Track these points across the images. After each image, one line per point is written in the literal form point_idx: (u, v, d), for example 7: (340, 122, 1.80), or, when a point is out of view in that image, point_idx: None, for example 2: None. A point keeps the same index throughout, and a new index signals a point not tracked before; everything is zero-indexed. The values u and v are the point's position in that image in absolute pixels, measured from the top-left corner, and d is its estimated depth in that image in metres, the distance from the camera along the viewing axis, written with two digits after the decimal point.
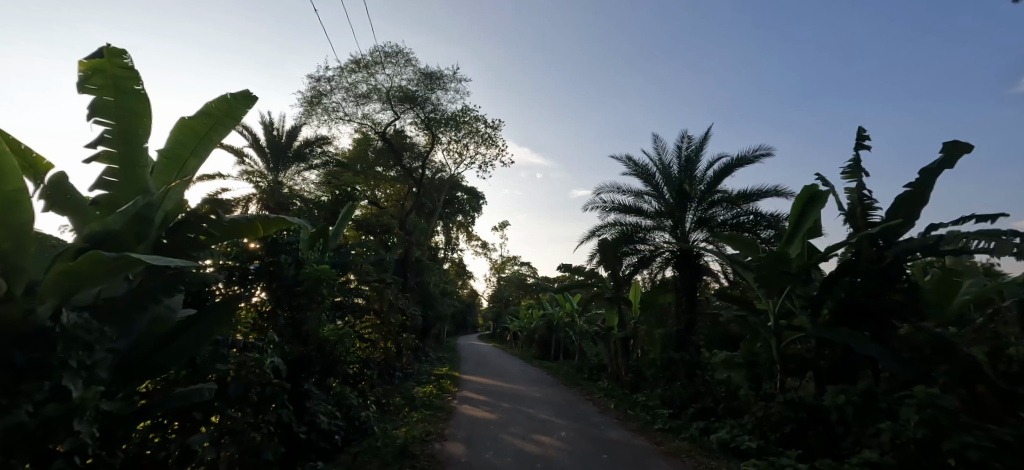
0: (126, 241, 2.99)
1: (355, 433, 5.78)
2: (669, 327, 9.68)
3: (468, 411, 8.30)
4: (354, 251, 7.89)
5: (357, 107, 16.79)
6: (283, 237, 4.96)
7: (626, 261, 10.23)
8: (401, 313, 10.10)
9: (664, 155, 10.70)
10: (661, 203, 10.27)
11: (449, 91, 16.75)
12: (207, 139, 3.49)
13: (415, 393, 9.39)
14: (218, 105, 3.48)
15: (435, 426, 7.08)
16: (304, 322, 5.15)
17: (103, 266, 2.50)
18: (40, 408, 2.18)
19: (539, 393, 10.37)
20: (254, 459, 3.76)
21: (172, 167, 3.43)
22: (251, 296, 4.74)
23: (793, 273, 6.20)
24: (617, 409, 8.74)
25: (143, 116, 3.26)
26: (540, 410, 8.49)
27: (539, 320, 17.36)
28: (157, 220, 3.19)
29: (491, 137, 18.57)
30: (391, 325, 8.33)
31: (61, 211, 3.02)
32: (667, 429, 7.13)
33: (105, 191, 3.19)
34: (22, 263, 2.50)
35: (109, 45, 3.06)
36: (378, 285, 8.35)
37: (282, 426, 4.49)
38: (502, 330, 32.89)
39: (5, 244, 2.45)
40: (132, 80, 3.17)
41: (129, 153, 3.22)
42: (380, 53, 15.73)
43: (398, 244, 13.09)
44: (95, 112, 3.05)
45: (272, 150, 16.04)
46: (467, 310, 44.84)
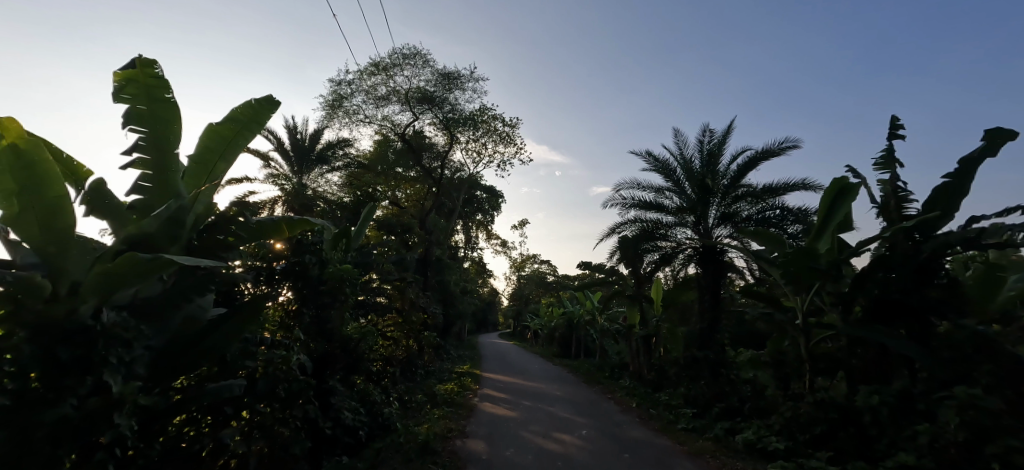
0: (160, 243, 3.12)
1: (378, 429, 5.91)
2: (692, 325, 9.50)
3: (489, 409, 8.33)
4: (375, 251, 8.03)
5: (376, 109, 17.05)
6: (308, 237, 5.07)
7: (647, 258, 10.10)
8: (422, 311, 10.22)
9: (685, 150, 10.52)
10: (683, 198, 10.09)
11: (467, 90, 16.85)
12: (234, 143, 3.63)
13: (437, 390, 9.49)
14: (244, 109, 3.61)
15: (456, 423, 7.15)
16: (328, 320, 5.27)
17: (142, 268, 2.64)
18: (83, 402, 2.30)
19: (560, 391, 10.33)
20: (281, 452, 3.92)
21: (202, 172, 3.56)
22: (277, 295, 4.85)
23: (823, 269, 6.00)
24: (639, 408, 8.65)
25: (172, 123, 3.40)
26: (561, 408, 8.46)
27: (559, 319, 17.28)
28: (189, 222, 3.33)
29: (508, 135, 18.63)
30: (412, 323, 8.43)
31: (99, 216, 3.17)
32: (690, 428, 7.02)
33: (140, 196, 3.33)
34: (65, 263, 2.63)
35: (141, 55, 3.22)
36: (399, 284, 8.46)
37: (308, 421, 4.60)
38: (522, 329, 32.90)
39: (48, 246, 2.59)
40: (163, 89, 3.33)
41: (161, 159, 3.37)
42: (398, 55, 15.96)
43: (419, 243, 13.23)
44: (129, 120, 3.21)
45: (297, 154, 16.46)
46: (487, 308, 45.05)
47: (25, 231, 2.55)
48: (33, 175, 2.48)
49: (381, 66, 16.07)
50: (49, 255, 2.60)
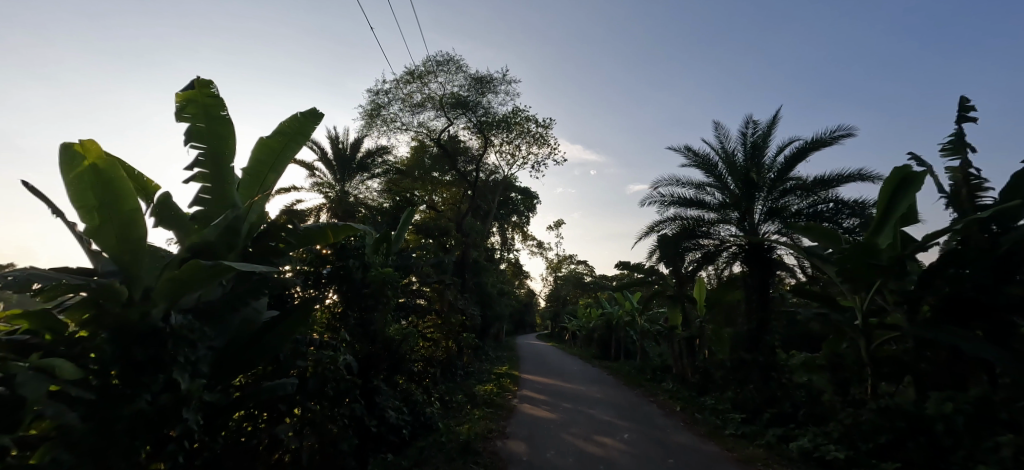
0: (219, 250, 3.35)
1: (420, 428, 6.07)
2: (738, 326, 9.13)
3: (529, 411, 8.35)
4: (414, 254, 8.24)
5: (413, 116, 17.50)
6: (351, 243, 5.28)
7: (688, 257, 9.79)
8: (461, 313, 10.39)
9: (727, 143, 10.13)
10: (726, 194, 9.71)
11: (500, 93, 17.01)
12: (283, 155, 3.86)
13: (477, 391, 9.62)
14: (291, 123, 3.84)
15: (496, 424, 7.22)
16: (372, 322, 5.40)
17: (205, 274, 2.87)
18: (157, 397, 2.51)
19: (601, 394, 10.19)
20: (331, 449, 4.09)
21: (254, 184, 3.79)
22: (324, 298, 5.08)
23: (885, 265, 5.61)
24: (684, 412, 8.40)
25: (227, 138, 3.65)
26: (602, 411, 8.34)
27: (597, 320, 17.07)
28: (244, 230, 3.55)
29: (542, 136, 18.65)
30: (451, 325, 8.58)
31: (166, 227, 3.43)
32: (739, 435, 6.75)
33: (201, 207, 3.59)
34: (138, 271, 2.87)
35: (199, 77, 3.49)
36: (438, 286, 8.64)
37: (356, 419, 4.78)
38: (559, 330, 32.76)
39: (125, 256, 2.84)
40: (218, 107, 3.59)
41: (218, 172, 3.62)
42: (432, 62, 16.33)
43: (456, 246, 13.46)
44: (190, 137, 3.48)
45: (339, 163, 17.11)
46: (523, 309, 45.15)
47: (104, 242, 2.81)
48: (112, 191, 2.77)
49: (416, 74, 16.49)
50: (126, 264, 2.85)
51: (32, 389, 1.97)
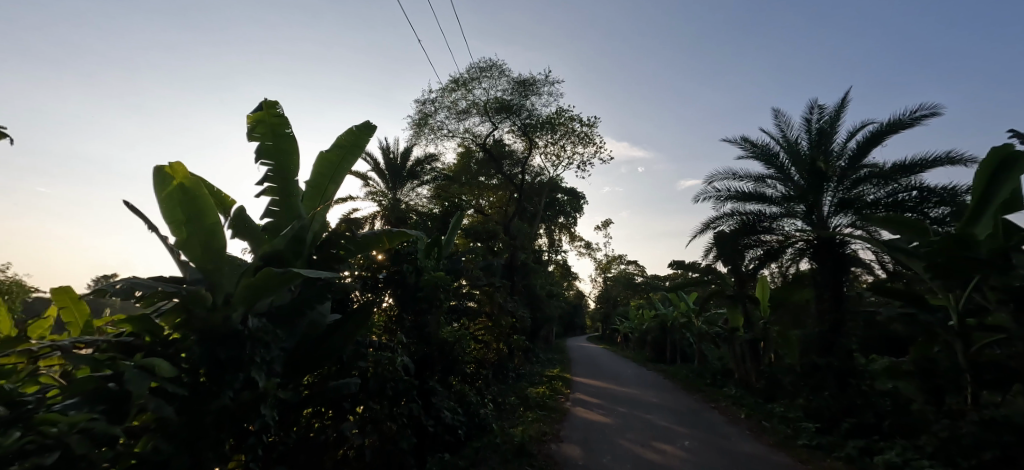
0: (288, 258, 3.60)
1: (475, 429, 6.17)
2: (806, 327, 8.51)
3: (583, 415, 8.23)
4: (464, 258, 8.39)
5: (458, 123, 17.89)
6: (404, 248, 5.48)
7: (749, 255, 9.28)
8: (511, 315, 10.45)
9: (788, 132, 9.52)
10: (789, 186, 9.12)
11: (543, 95, 17.01)
12: (341, 166, 4.09)
13: (530, 394, 9.63)
14: (347, 136, 4.07)
15: (550, 427, 7.20)
16: (426, 325, 5.56)
17: (277, 280, 3.10)
18: (238, 393, 2.74)
19: (658, 399, 9.85)
20: (391, 446, 4.26)
21: (317, 195, 4.04)
22: (380, 302, 5.31)
23: (984, 259, 5.01)
24: (749, 420, 7.95)
25: (292, 154, 3.93)
26: (660, 417, 8.05)
27: (650, 321, 16.55)
28: (309, 239, 3.80)
29: (587, 135, 18.45)
30: (501, 327, 8.65)
31: (242, 238, 3.73)
32: (814, 446, 6.28)
33: (271, 219, 3.88)
34: (219, 278, 3.15)
35: (266, 98, 3.79)
36: (487, 289, 8.75)
37: (414, 419, 4.94)
38: (610, 332, 32.09)
39: (208, 265, 3.12)
40: (284, 125, 3.87)
41: (285, 186, 3.89)
42: (475, 69, 16.63)
43: (504, 249, 13.55)
44: (260, 155, 3.78)
45: (391, 172, 17.65)
46: (573, 311, 44.67)
47: (191, 253, 3.10)
48: (197, 207, 3.06)
49: (460, 81, 16.85)
50: (209, 272, 3.14)
51: (138, 385, 2.21)
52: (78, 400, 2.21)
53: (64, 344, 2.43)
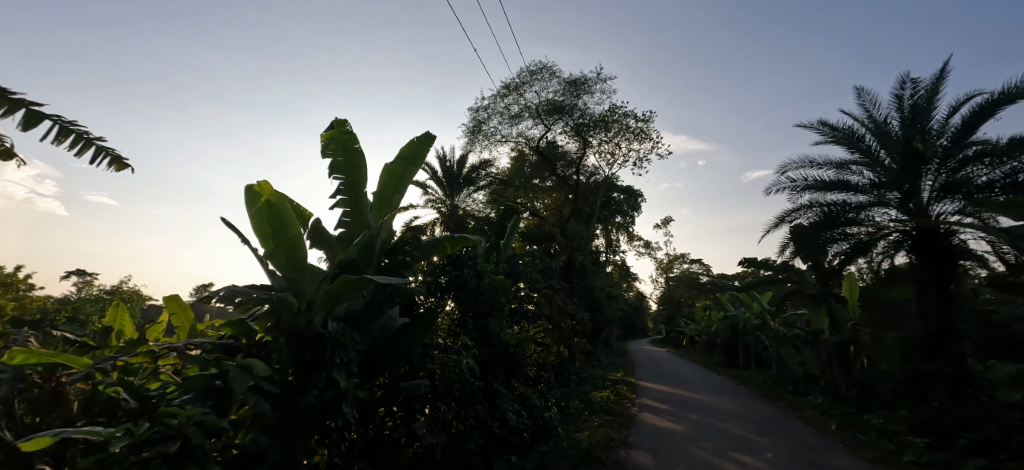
0: (360, 265, 3.83)
1: (540, 433, 6.16)
2: (905, 329, 7.63)
3: (651, 421, 7.94)
4: (522, 261, 8.44)
5: (511, 128, 18.08)
6: (464, 253, 5.60)
7: (833, 249, 8.51)
8: (570, 318, 10.34)
9: (875, 111, 8.62)
10: (879, 171, 8.26)
11: (595, 93, 16.75)
12: (405, 176, 4.29)
13: (594, 398, 9.45)
14: (409, 148, 4.26)
15: (617, 432, 7.03)
16: (488, 328, 5.65)
17: (352, 286, 3.32)
18: (322, 392, 2.96)
19: (733, 406, 9.26)
20: (460, 447, 4.37)
21: (384, 204, 4.26)
22: (444, 306, 5.44)
23: None
24: (840, 432, 7.25)
25: (360, 168, 4.17)
26: (737, 426, 7.56)
27: (719, 323, 15.64)
28: (378, 247, 4.02)
29: (643, 131, 17.93)
30: (562, 330, 8.58)
31: (319, 248, 4.02)
32: (922, 463, 5.60)
33: (344, 229, 4.15)
34: (301, 286, 3.42)
35: (336, 117, 4.07)
36: (546, 292, 8.73)
37: (481, 421, 5.03)
38: (675, 335, 30.73)
39: (291, 274, 3.40)
40: (353, 141, 4.13)
41: (355, 197, 4.14)
42: (526, 73, 16.73)
43: (561, 251, 13.46)
44: (332, 170, 4.05)
45: (448, 178, 18.19)
46: (633, 313, 43.34)
47: (278, 263, 3.40)
48: (282, 221, 3.35)
49: (512, 86, 17.04)
50: (293, 280, 3.41)
51: (240, 383, 2.45)
52: (193, 396, 2.49)
53: (177, 346, 2.78)
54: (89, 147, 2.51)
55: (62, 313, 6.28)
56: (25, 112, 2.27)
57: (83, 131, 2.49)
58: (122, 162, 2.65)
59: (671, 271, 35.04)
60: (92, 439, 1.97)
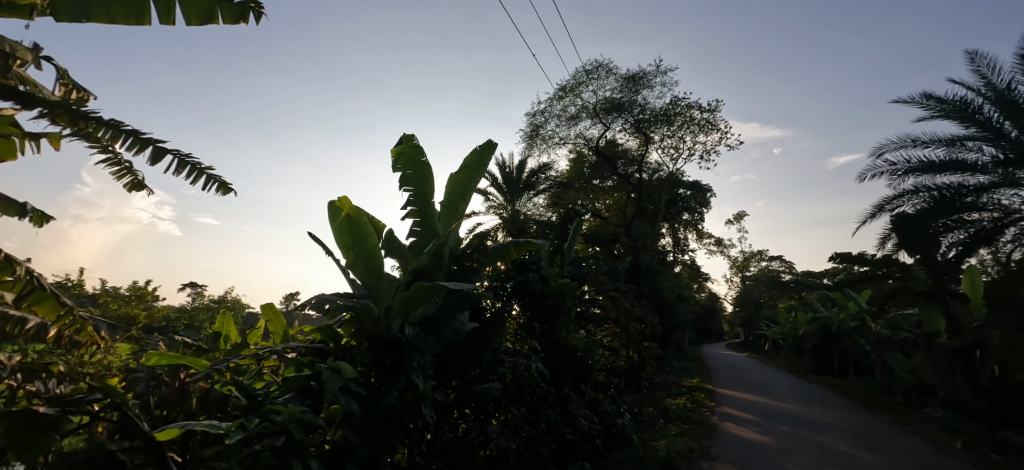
0: (431, 272, 4.00)
1: (614, 440, 6.01)
2: None
3: (734, 431, 7.43)
4: (586, 264, 8.31)
5: (569, 129, 17.94)
6: (528, 257, 5.61)
7: (948, 239, 7.49)
8: (639, 321, 9.99)
9: (993, 77, 7.49)
10: (1002, 146, 7.16)
11: (655, 86, 16.17)
12: (469, 185, 4.42)
13: (669, 405, 9.05)
14: (473, 157, 4.39)
15: (697, 442, 6.67)
16: (556, 332, 5.63)
17: (425, 293, 3.47)
18: (403, 394, 3.11)
19: (829, 418, 8.38)
20: (533, 452, 4.37)
21: (451, 212, 4.41)
22: (510, 311, 5.43)
23: None
24: (967, 450, 6.31)
25: (428, 179, 4.35)
26: (836, 441, 6.84)
27: (806, 326, 14.30)
28: (447, 254, 4.16)
29: (709, 122, 17.01)
30: (631, 333, 8.32)
31: (393, 257, 4.25)
32: None
33: (415, 239, 4.35)
34: (380, 293, 3.62)
35: (405, 133, 4.29)
36: (613, 294, 8.52)
37: (552, 427, 5.00)
38: (755, 338, 28.57)
39: (370, 282, 3.62)
40: (420, 154, 4.32)
41: (424, 208, 4.33)
42: (582, 73, 16.55)
43: (626, 252, 13.08)
44: (403, 183, 4.27)
45: (508, 185, 17.47)
46: (706, 315, 40.93)
47: (358, 272, 3.65)
48: (361, 233, 3.59)
49: (568, 88, 16.94)
50: (372, 288, 3.63)
51: (331, 384, 2.65)
52: (292, 395, 2.73)
53: (276, 349, 3.07)
54: (201, 177, 2.86)
55: (180, 321, 7.18)
56: (152, 148, 2.63)
57: (196, 163, 2.84)
58: (227, 188, 2.99)
59: (748, 270, 32.70)
60: (213, 432, 2.23)
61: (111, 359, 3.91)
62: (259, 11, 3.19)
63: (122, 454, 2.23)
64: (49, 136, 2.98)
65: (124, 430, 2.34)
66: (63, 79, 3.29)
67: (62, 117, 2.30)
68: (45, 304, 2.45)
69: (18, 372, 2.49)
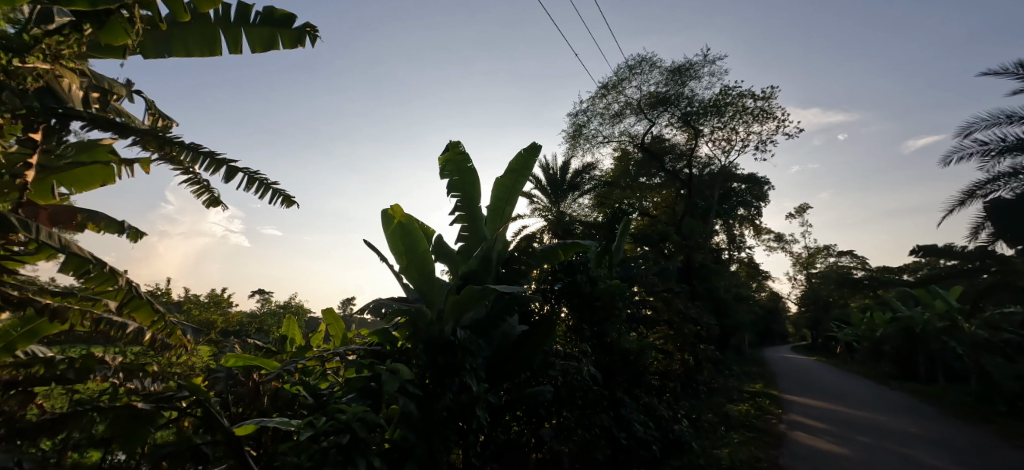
0: (481, 275, 4.05)
1: (672, 446, 5.80)
2: None
3: (805, 441, 6.93)
4: (636, 264, 8.10)
5: (613, 127, 17.62)
6: (576, 259, 5.55)
7: None
8: (695, 323, 9.59)
9: None
10: None
11: (703, 77, 15.54)
12: (515, 188, 4.45)
13: (730, 412, 8.61)
14: (518, 160, 4.42)
15: (763, 452, 6.30)
16: (607, 335, 5.52)
17: (475, 296, 3.53)
18: (457, 395, 3.17)
19: (916, 429, 7.61)
20: (588, 456, 4.30)
21: (497, 216, 4.46)
22: (559, 313, 5.38)
23: None
24: None
25: (474, 184, 4.43)
26: (926, 454, 6.19)
27: (885, 326, 13.10)
28: (495, 258, 4.20)
29: (764, 110, 16.11)
30: (686, 335, 8.00)
31: (443, 262, 4.36)
32: None
33: (464, 243, 4.43)
34: (432, 297, 3.73)
35: (450, 141, 4.40)
36: (665, 295, 8.25)
37: (607, 431, 4.91)
38: (825, 340, 26.54)
39: (423, 286, 3.73)
40: (466, 160, 4.42)
41: (472, 212, 4.41)
42: (624, 69, 16.22)
43: (677, 250, 12.62)
44: (450, 189, 4.38)
45: (552, 187, 17.31)
46: (767, 316, 38.58)
47: (411, 277, 3.77)
48: (413, 239, 3.72)
49: (610, 85, 16.65)
50: (425, 292, 3.74)
51: (391, 386, 2.75)
52: (354, 395, 2.86)
53: (338, 352, 3.23)
54: (268, 191, 3.08)
55: (251, 325, 7.75)
56: (226, 168, 2.86)
57: (264, 178, 3.05)
58: (291, 200, 3.19)
59: (813, 267, 30.51)
60: (285, 429, 2.39)
61: (194, 360, 4.28)
62: (314, 34, 3.43)
63: (206, 447, 2.43)
64: (141, 160, 3.37)
65: (207, 425, 2.54)
66: (150, 109, 3.69)
67: (151, 144, 2.55)
68: (142, 311, 2.71)
69: (119, 371, 2.80)
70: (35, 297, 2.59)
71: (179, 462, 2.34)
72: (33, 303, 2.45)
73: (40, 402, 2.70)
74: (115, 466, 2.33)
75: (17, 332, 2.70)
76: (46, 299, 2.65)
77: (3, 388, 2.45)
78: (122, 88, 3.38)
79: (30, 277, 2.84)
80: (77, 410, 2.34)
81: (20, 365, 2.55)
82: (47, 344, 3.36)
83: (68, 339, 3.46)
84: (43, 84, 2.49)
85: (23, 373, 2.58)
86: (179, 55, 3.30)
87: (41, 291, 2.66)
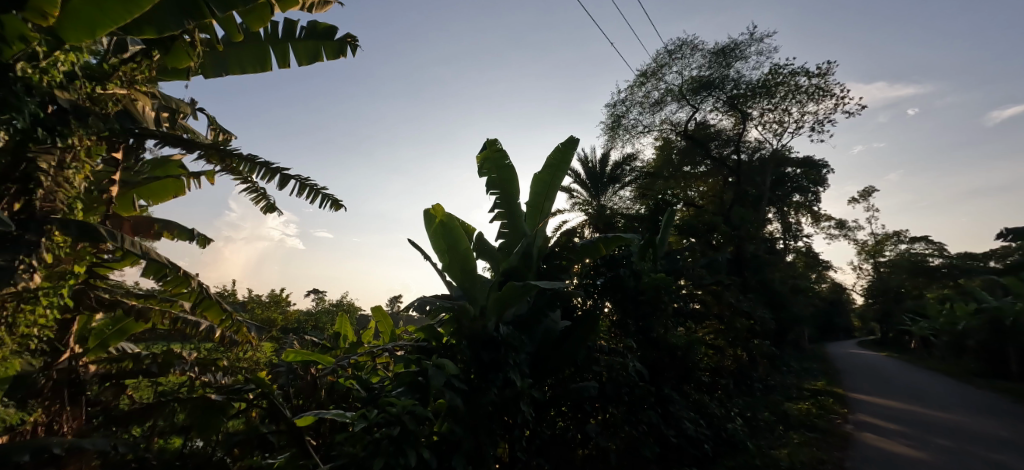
0: (522, 272, 4.07)
1: (725, 445, 5.60)
2: None
3: (874, 443, 6.46)
4: (681, 255, 7.80)
5: (653, 116, 17.13)
6: (619, 253, 5.43)
7: None
8: (747, 316, 9.14)
9: None
10: None
11: (749, 57, 14.78)
12: (553, 183, 4.46)
13: (789, 411, 8.18)
14: (555, 154, 4.43)
15: (827, 454, 5.97)
16: (653, 330, 5.37)
17: (517, 292, 3.57)
18: (502, 390, 3.25)
19: (1005, 432, 6.92)
20: (635, 453, 4.23)
21: (537, 212, 4.45)
22: (602, 309, 5.28)
23: None
24: None
25: (511, 181, 4.48)
26: (1018, 459, 5.60)
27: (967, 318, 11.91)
28: (535, 254, 4.20)
29: (819, 88, 15.14)
30: (738, 331, 7.60)
31: (484, 259, 4.43)
32: None
33: (505, 239, 4.46)
34: (475, 293, 3.80)
35: (487, 139, 4.46)
36: (714, 289, 7.92)
37: (654, 429, 4.81)
38: (897, 334, 24.45)
39: (465, 282, 3.81)
40: (504, 157, 4.46)
41: (511, 209, 4.46)
42: (663, 55, 15.72)
43: (726, 241, 12.02)
44: (490, 186, 4.45)
45: (591, 179, 16.65)
46: (829, 309, 36.22)
47: (455, 275, 3.86)
48: (454, 237, 3.82)
49: (649, 73, 16.17)
50: (467, 288, 3.82)
51: (437, 381, 2.83)
52: (403, 389, 2.98)
53: (387, 348, 3.34)
54: (318, 196, 3.27)
55: (306, 323, 8.16)
56: (280, 176, 3.08)
57: (314, 185, 3.24)
58: (338, 204, 3.38)
59: (882, 255, 28.37)
60: (342, 420, 2.53)
61: (258, 355, 4.59)
62: (354, 44, 3.59)
63: (272, 436, 2.64)
64: (206, 173, 3.70)
65: (271, 415, 2.73)
66: (211, 124, 4.02)
67: (213, 157, 2.78)
68: (212, 310, 2.91)
69: (194, 366, 3.06)
70: (123, 298, 2.94)
71: (248, 450, 2.58)
72: (121, 305, 2.80)
73: (130, 394, 2.97)
74: (194, 452, 2.55)
75: (111, 330, 3.01)
76: (131, 300, 3.00)
77: (100, 380, 2.69)
78: (187, 107, 3.68)
79: (120, 282, 3.20)
80: (160, 401, 2.58)
81: (113, 360, 2.81)
82: (132, 342, 3.71)
83: (151, 336, 3.80)
84: (122, 107, 2.76)
85: (115, 367, 2.85)
86: (234, 72, 3.55)
87: (127, 293, 3.01)
